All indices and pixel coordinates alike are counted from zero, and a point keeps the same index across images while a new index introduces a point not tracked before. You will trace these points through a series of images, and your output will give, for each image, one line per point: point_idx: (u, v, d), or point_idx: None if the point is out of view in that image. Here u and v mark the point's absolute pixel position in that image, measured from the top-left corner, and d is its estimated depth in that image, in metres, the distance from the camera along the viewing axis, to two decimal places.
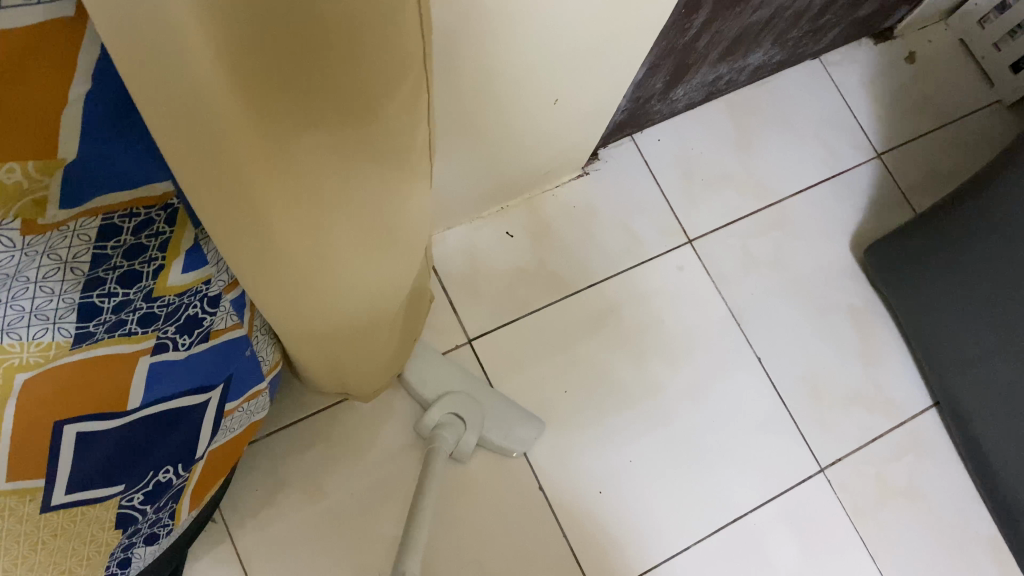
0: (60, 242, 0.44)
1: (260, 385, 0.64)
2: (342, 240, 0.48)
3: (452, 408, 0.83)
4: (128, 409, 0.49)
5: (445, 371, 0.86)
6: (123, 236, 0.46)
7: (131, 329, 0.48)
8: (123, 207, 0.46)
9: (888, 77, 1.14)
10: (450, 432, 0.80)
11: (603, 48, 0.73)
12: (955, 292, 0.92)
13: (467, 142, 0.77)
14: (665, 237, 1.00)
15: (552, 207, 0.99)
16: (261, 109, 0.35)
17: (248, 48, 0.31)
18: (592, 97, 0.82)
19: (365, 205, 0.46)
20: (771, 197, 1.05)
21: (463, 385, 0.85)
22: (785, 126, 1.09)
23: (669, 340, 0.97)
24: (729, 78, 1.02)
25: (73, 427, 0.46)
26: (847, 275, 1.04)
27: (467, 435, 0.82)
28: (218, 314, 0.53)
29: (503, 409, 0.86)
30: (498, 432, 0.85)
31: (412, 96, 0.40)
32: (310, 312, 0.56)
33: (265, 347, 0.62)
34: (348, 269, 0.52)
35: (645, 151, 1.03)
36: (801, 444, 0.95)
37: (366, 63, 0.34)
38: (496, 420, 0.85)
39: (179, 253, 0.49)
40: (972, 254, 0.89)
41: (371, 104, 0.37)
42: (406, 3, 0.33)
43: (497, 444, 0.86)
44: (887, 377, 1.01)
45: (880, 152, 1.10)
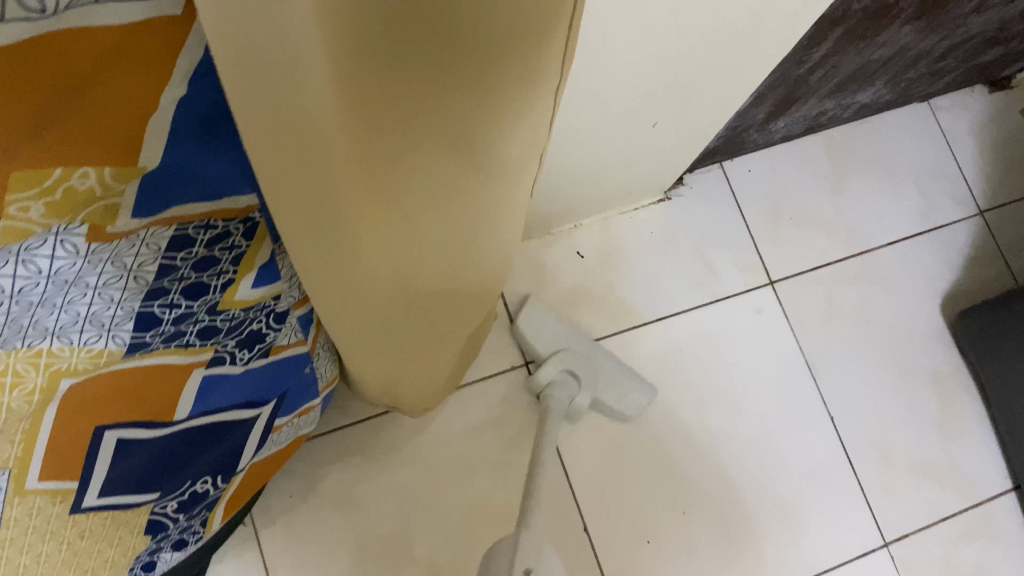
0: (127, 249, 0.39)
1: (314, 401, 0.60)
2: (429, 269, 0.43)
3: (566, 365, 0.79)
4: (175, 419, 0.45)
5: (559, 327, 0.82)
6: (196, 247, 0.42)
7: (190, 341, 0.44)
8: (199, 217, 0.41)
9: (1002, 127, 1.06)
10: (562, 391, 0.77)
11: (717, 73, 0.67)
12: None
13: (554, 157, 0.72)
14: (745, 275, 0.94)
15: (628, 231, 0.94)
16: (367, 141, 0.29)
17: (373, 77, 0.25)
18: (693, 123, 0.76)
19: (462, 234, 0.41)
20: (861, 245, 0.98)
21: (579, 341, 0.82)
22: (885, 169, 1.01)
23: (738, 388, 0.91)
24: (833, 115, 0.96)
25: (114, 432, 0.42)
26: (933, 339, 0.97)
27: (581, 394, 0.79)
28: (283, 330, 0.49)
29: (618, 368, 0.81)
30: (611, 395, 0.81)
31: (535, 130, 0.34)
32: (378, 334, 0.51)
33: (324, 363, 0.57)
34: (428, 294, 0.47)
35: (734, 181, 0.97)
36: (866, 514, 0.89)
37: (489, 91, 0.28)
38: (611, 380, 0.81)
39: (252, 268, 0.44)
40: None
41: (485, 136, 0.32)
42: (559, 37, 0.27)
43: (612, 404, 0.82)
44: (966, 453, 0.94)
45: (984, 209, 1.02)
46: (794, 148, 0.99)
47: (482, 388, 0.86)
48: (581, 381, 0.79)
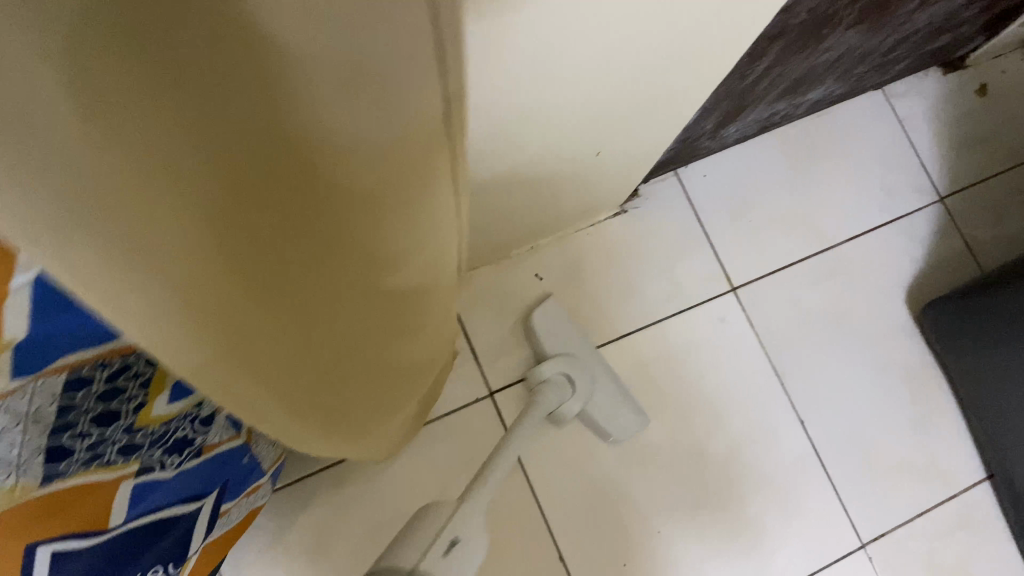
0: (19, 400, 0.41)
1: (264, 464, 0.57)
2: (361, 324, 0.38)
3: (565, 368, 0.79)
4: (110, 527, 0.44)
5: (566, 331, 0.84)
6: (95, 385, 0.45)
7: (110, 458, 0.44)
8: (89, 360, 0.46)
9: (957, 111, 1.04)
10: (557, 392, 0.76)
11: (654, 101, 0.65)
12: (1012, 376, 0.84)
13: (496, 193, 0.70)
14: (706, 283, 0.93)
15: (586, 249, 0.92)
16: (232, 226, 0.23)
17: (189, 170, 0.20)
18: (639, 145, 0.74)
19: (384, 278, 0.36)
20: (822, 243, 0.97)
21: (581, 350, 0.82)
22: (842, 163, 0.99)
23: (707, 401, 0.90)
24: (786, 113, 0.93)
25: (47, 547, 0.40)
26: (901, 333, 0.96)
27: (571, 402, 0.79)
28: (210, 432, 0.50)
29: (611, 390, 0.82)
30: (600, 413, 0.81)
31: (433, 93, 0.27)
32: (341, 393, 0.44)
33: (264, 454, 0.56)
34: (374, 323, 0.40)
35: (689, 187, 0.96)
36: (843, 516, 0.89)
37: (332, 61, 0.21)
38: (602, 399, 0.82)
39: (161, 387, 0.49)
40: None
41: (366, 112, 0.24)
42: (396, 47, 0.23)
43: (597, 422, 0.82)
44: (940, 447, 0.93)
45: (943, 196, 1.01)
46: (748, 149, 0.98)
47: (448, 424, 0.84)
48: (575, 388, 0.79)
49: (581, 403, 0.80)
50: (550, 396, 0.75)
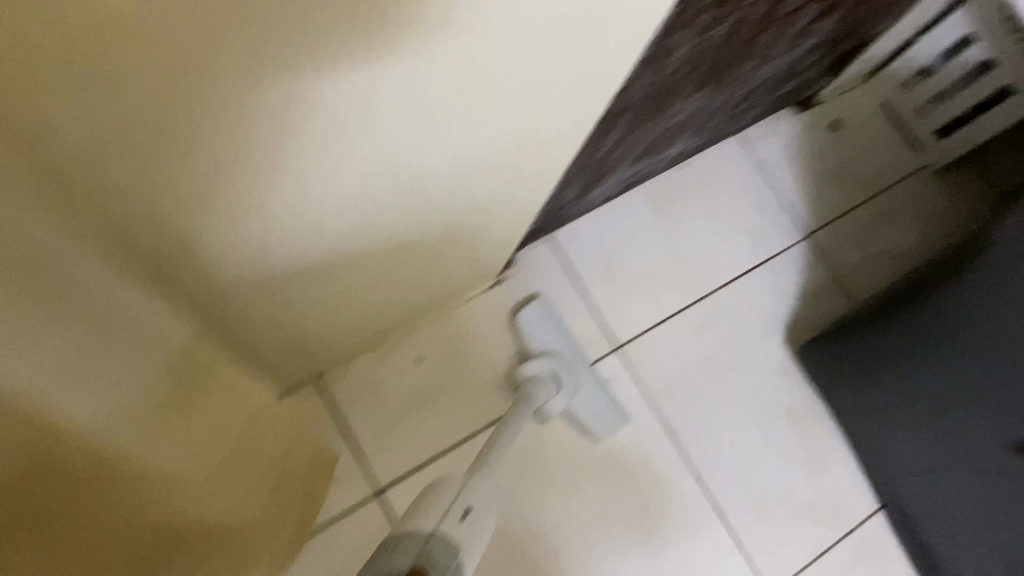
0: None
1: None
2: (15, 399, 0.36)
3: (551, 366, 0.84)
4: None
5: (551, 333, 0.89)
6: None
7: None
8: None
9: (813, 148, 1.07)
10: (548, 385, 0.81)
11: (504, 190, 0.64)
12: (894, 410, 0.86)
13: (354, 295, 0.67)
14: (589, 347, 0.92)
15: (465, 326, 0.90)
16: None
17: None
18: (499, 227, 0.73)
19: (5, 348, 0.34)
20: (698, 293, 0.97)
21: (567, 351, 0.88)
22: (709, 210, 1.01)
23: (601, 468, 0.88)
24: (649, 169, 0.94)
25: None
26: (784, 374, 0.97)
27: (558, 398, 0.84)
28: None
29: (594, 389, 0.88)
30: (582, 410, 0.87)
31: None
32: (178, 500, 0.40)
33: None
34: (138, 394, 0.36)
35: (562, 251, 0.95)
36: (746, 566, 0.89)
37: None
38: (585, 397, 0.87)
39: None
40: (905, 377, 0.83)
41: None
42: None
43: (578, 419, 0.87)
44: (832, 482, 0.94)
45: (809, 232, 1.03)
46: (617, 206, 0.98)
47: (335, 529, 0.80)
48: (563, 384, 0.84)
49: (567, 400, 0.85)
50: (542, 386, 0.80)
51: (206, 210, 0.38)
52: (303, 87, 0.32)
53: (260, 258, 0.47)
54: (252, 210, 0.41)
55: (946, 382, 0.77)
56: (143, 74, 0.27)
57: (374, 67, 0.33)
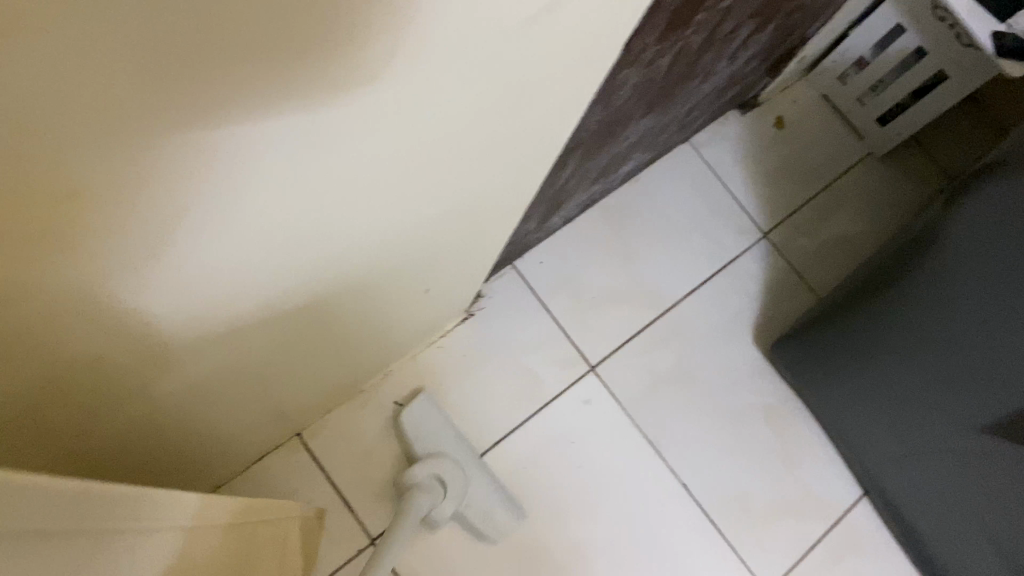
0: None
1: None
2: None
3: (437, 471, 0.76)
4: None
5: (440, 429, 0.82)
6: None
7: None
8: None
9: (760, 147, 1.09)
10: (428, 495, 0.73)
11: (466, 238, 0.64)
12: (870, 399, 0.88)
13: (328, 354, 0.67)
14: (563, 370, 0.93)
15: (439, 365, 0.90)
16: None
17: None
18: (464, 269, 0.73)
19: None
20: (665, 303, 0.98)
21: (454, 450, 0.80)
22: (667, 220, 1.02)
23: (588, 490, 0.89)
24: (605, 188, 0.95)
25: None
26: (756, 374, 0.99)
27: (444, 505, 0.76)
28: None
29: (489, 487, 0.81)
30: (474, 512, 0.80)
31: None
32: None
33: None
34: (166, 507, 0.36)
35: (527, 277, 0.95)
36: (741, 568, 0.90)
37: None
38: (476, 499, 0.80)
39: None
40: (877, 366, 0.84)
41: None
42: None
43: (469, 520, 0.80)
44: (814, 476, 0.96)
45: (766, 231, 1.05)
46: (577, 226, 0.98)
47: None
48: (448, 492, 0.75)
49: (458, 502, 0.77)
50: (421, 500, 0.71)
51: (185, 315, 0.38)
52: (267, 193, 0.32)
53: (238, 341, 0.47)
54: (227, 302, 0.41)
55: (917, 367, 0.79)
56: (118, 224, 0.27)
57: (335, 159, 0.33)
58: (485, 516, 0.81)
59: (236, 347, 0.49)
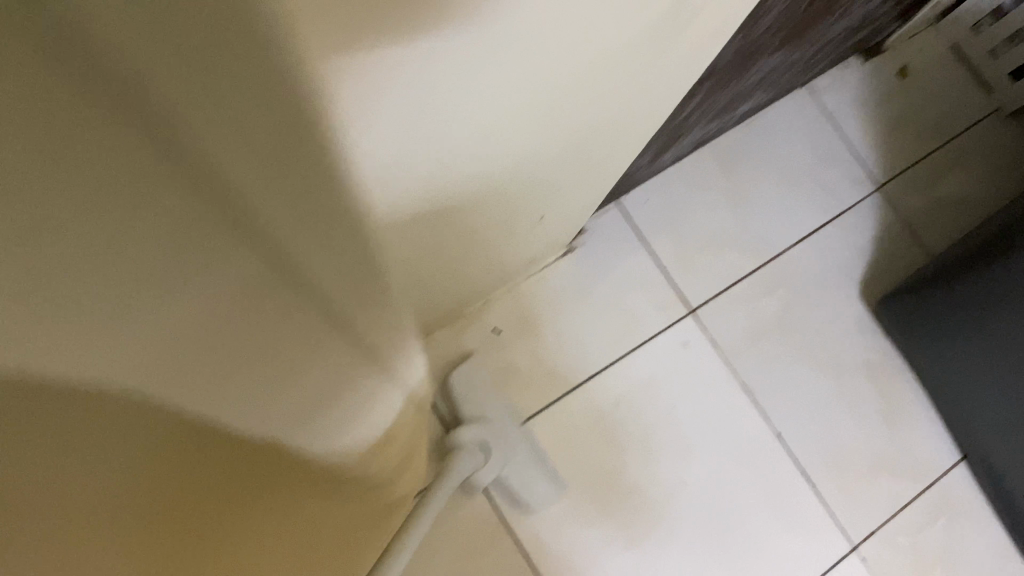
0: None
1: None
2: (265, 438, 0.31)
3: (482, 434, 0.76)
4: None
5: (486, 397, 0.82)
6: None
7: None
8: None
9: (881, 97, 1.05)
10: (474, 456, 0.72)
11: (592, 164, 0.63)
12: (974, 362, 0.85)
13: (445, 272, 0.68)
14: (664, 311, 0.92)
15: (541, 295, 0.90)
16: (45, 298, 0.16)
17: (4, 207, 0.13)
18: (581, 199, 0.73)
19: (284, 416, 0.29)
20: (772, 250, 0.97)
21: (499, 417, 0.80)
22: (778, 166, 0.99)
23: (681, 430, 0.89)
24: (720, 127, 0.93)
25: None
26: (859, 328, 0.97)
27: (485, 470, 0.76)
28: None
29: (528, 457, 0.81)
30: (516, 479, 0.80)
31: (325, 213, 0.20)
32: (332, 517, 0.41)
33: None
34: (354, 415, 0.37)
35: (633, 215, 0.94)
36: (829, 521, 0.90)
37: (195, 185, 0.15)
38: (515, 467, 0.80)
39: None
40: (988, 327, 0.81)
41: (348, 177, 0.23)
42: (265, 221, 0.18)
43: (508, 486, 0.80)
44: (912, 436, 0.94)
45: (881, 184, 1.02)
46: (687, 166, 0.97)
47: None
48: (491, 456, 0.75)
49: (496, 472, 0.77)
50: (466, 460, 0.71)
51: None
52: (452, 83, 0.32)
53: None
54: None
55: None
56: None
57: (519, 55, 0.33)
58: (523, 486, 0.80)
59: None
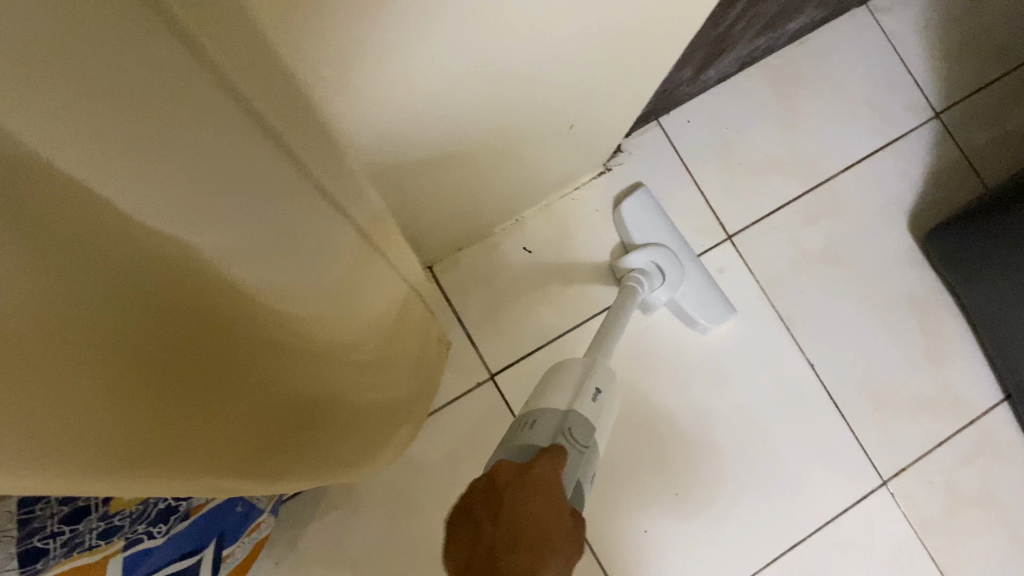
0: None
1: (574, 370, 0.54)
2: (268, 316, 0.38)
3: (655, 259, 0.81)
4: None
5: (661, 225, 0.84)
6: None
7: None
8: None
9: (947, 18, 0.99)
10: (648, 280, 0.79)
11: (622, 72, 0.61)
12: None
13: (470, 183, 0.67)
14: (701, 235, 0.90)
15: (575, 213, 0.88)
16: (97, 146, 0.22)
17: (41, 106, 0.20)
18: (612, 114, 0.70)
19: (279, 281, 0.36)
20: (818, 177, 0.93)
21: (676, 241, 0.83)
22: (830, 89, 0.95)
23: (713, 356, 0.88)
24: (767, 46, 0.89)
25: None
26: (905, 262, 0.93)
27: (661, 290, 0.82)
28: (137, 514, 0.42)
29: (702, 282, 0.84)
30: (691, 301, 0.83)
31: None
32: (339, 378, 0.46)
33: (575, 378, 0.54)
34: (342, 276, 0.40)
35: (674, 136, 0.92)
36: (860, 454, 0.88)
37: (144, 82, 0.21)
38: (693, 290, 0.84)
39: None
40: None
41: (240, 64, 0.24)
42: None
43: (688, 311, 0.84)
44: (955, 373, 0.91)
45: (939, 112, 0.97)
46: (733, 87, 0.93)
47: (451, 412, 0.83)
48: (666, 278, 0.81)
49: (669, 293, 0.82)
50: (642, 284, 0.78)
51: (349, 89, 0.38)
52: None
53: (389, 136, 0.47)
54: (382, 87, 0.40)
55: None
56: None
57: None
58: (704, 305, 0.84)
59: (381, 143, 0.49)
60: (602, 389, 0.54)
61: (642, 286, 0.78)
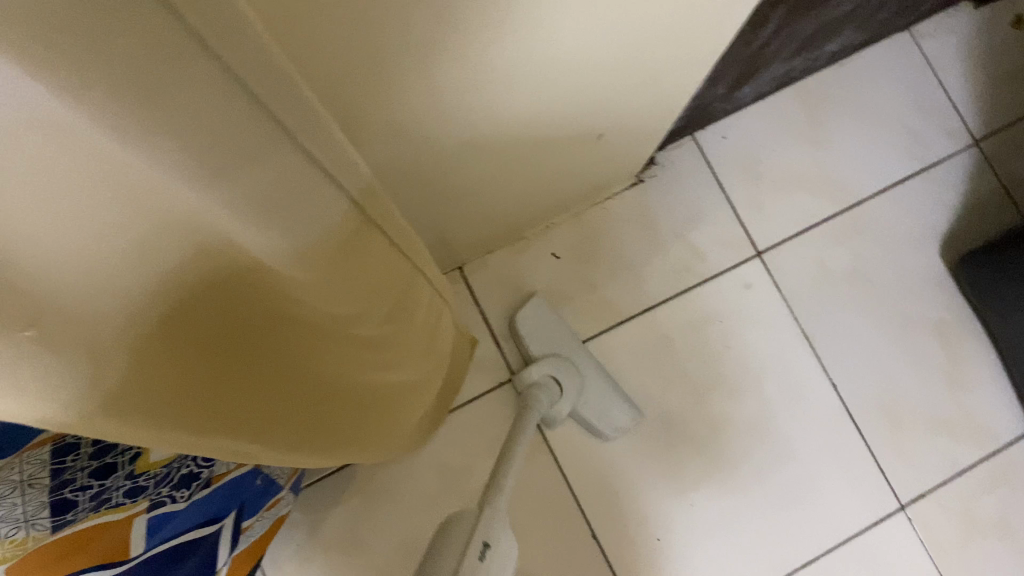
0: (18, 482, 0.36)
1: (460, 521, 0.46)
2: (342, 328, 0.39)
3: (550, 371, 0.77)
4: (133, 555, 0.45)
5: (559, 332, 0.83)
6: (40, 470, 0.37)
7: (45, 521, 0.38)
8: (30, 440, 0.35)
9: (991, 46, 0.98)
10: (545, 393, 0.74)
11: (652, 85, 0.63)
12: None
13: (500, 185, 0.69)
14: (729, 249, 0.91)
15: (606, 221, 0.90)
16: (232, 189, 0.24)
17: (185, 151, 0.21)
18: (641, 126, 0.72)
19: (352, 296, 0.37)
20: (850, 198, 0.94)
21: (571, 352, 0.81)
22: (867, 111, 0.96)
23: (734, 369, 0.89)
24: (805, 67, 0.90)
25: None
26: (935, 288, 0.93)
27: (560, 404, 0.77)
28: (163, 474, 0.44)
29: (604, 388, 0.81)
30: (591, 411, 0.81)
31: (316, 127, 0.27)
32: (353, 367, 0.43)
33: (465, 528, 0.46)
34: (370, 269, 0.37)
35: (708, 151, 0.93)
36: (877, 475, 0.88)
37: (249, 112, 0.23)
38: (592, 397, 0.81)
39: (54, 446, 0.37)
40: None
41: (258, 81, 0.22)
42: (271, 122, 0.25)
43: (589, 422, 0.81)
44: (981, 402, 0.91)
45: (978, 139, 0.96)
46: (769, 106, 0.94)
47: (473, 409, 0.85)
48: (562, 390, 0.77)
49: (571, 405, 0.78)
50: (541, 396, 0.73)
51: (379, 87, 0.41)
52: None
53: (420, 134, 0.50)
54: (413, 86, 0.43)
55: None
56: None
57: None
58: (602, 413, 0.81)
59: (413, 140, 0.51)
60: (491, 541, 0.46)
61: (542, 398, 0.73)
